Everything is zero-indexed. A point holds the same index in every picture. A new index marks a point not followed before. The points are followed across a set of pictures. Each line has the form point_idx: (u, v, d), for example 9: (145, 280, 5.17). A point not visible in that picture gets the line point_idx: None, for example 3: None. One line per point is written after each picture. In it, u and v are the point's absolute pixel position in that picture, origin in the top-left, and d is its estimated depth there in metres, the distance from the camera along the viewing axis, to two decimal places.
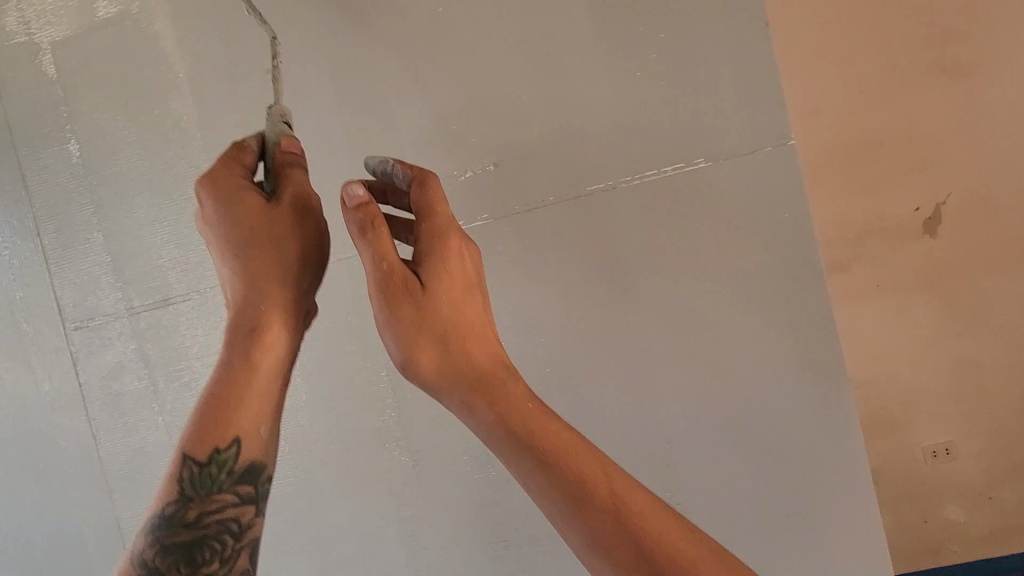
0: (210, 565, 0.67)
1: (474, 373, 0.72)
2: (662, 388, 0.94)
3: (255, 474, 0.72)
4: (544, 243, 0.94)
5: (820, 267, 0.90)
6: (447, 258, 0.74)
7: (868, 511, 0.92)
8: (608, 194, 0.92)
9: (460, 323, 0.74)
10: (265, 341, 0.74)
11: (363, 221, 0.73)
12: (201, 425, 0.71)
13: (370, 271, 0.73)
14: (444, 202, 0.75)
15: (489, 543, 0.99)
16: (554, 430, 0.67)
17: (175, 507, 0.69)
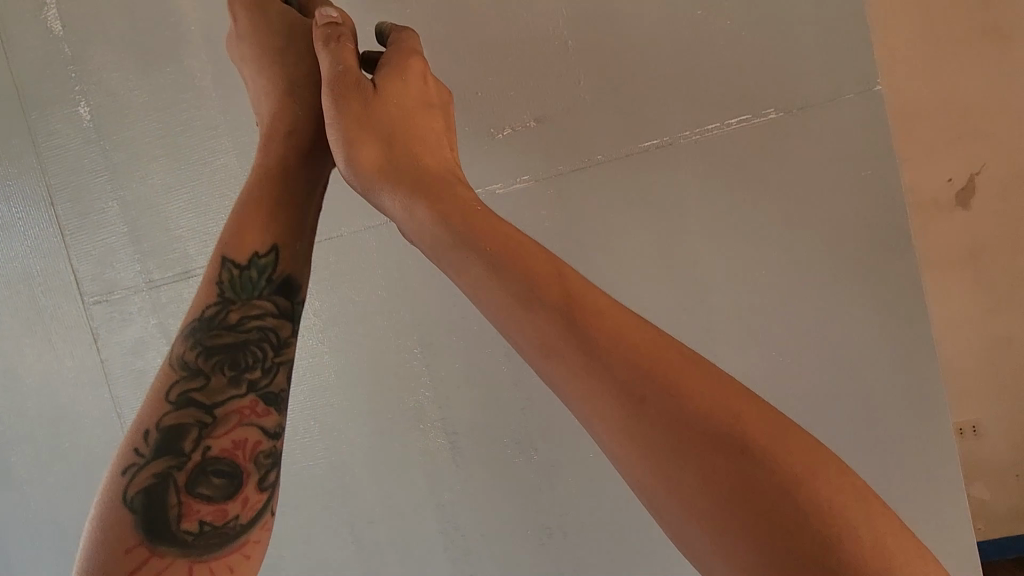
0: (252, 373, 0.70)
1: (421, 171, 0.70)
2: (722, 368, 0.86)
3: (290, 288, 0.75)
4: (590, 208, 0.85)
5: (904, 232, 0.80)
6: (408, 68, 0.75)
7: (945, 499, 0.85)
8: (664, 152, 0.83)
9: (412, 126, 0.73)
10: (300, 150, 0.78)
11: (328, 35, 0.75)
12: (240, 226, 0.74)
13: (327, 72, 0.74)
14: (416, 39, 0.78)
15: (529, 529, 0.94)
16: (498, 229, 0.60)
17: (215, 310, 0.71)
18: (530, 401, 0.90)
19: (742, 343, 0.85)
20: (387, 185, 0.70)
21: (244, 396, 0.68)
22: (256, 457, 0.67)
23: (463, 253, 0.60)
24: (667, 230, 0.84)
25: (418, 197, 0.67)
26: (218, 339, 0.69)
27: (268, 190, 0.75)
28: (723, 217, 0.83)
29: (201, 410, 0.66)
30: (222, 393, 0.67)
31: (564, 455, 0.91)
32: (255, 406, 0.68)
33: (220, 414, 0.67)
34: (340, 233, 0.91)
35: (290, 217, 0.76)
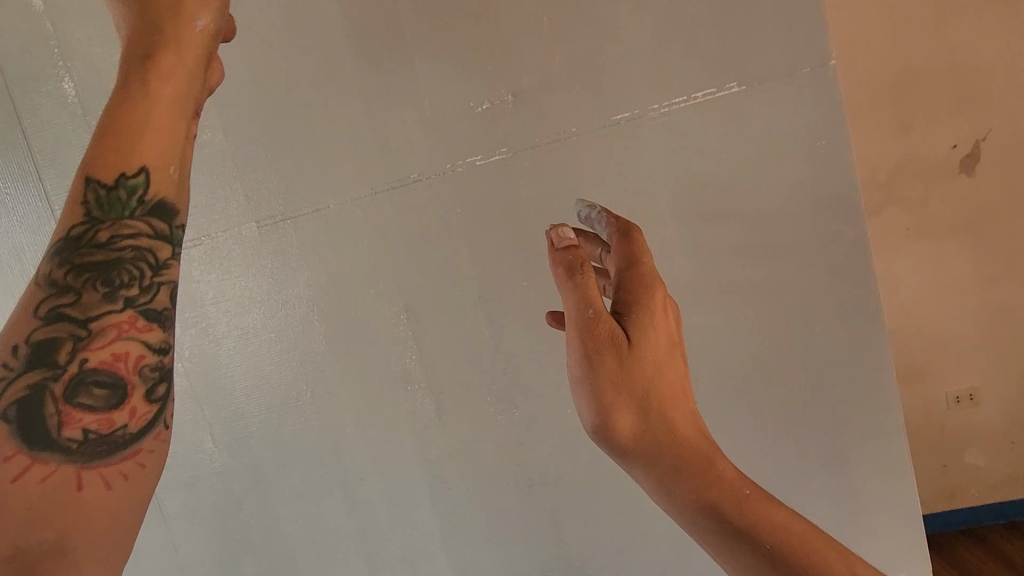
0: (129, 290, 0.59)
1: (679, 448, 0.63)
2: (690, 328, 0.92)
3: (168, 211, 0.63)
4: (566, 179, 0.90)
5: (857, 199, 0.85)
6: (654, 309, 0.67)
7: (894, 447, 0.92)
8: (633, 125, 0.87)
9: (668, 383, 0.66)
10: (156, 73, 0.63)
11: (573, 264, 0.67)
12: (100, 144, 0.61)
13: (575, 316, 0.64)
14: (650, 254, 0.70)
15: (514, 483, 1.00)
16: (779, 517, 0.58)
17: (81, 228, 0.60)
18: (511, 363, 0.96)
19: (708, 304, 0.91)
20: (646, 457, 0.64)
21: (120, 311, 0.58)
22: (141, 370, 0.58)
23: (748, 553, 0.56)
24: (638, 198, 0.89)
25: (690, 472, 0.62)
26: (87, 257, 0.59)
27: (122, 106, 0.62)
28: (690, 185, 0.88)
29: (75, 324, 0.56)
30: (97, 307, 0.57)
31: (544, 414, 0.97)
32: (135, 321, 0.58)
33: (96, 327, 0.57)
34: (326, 205, 0.94)
35: (168, 142, 0.63)
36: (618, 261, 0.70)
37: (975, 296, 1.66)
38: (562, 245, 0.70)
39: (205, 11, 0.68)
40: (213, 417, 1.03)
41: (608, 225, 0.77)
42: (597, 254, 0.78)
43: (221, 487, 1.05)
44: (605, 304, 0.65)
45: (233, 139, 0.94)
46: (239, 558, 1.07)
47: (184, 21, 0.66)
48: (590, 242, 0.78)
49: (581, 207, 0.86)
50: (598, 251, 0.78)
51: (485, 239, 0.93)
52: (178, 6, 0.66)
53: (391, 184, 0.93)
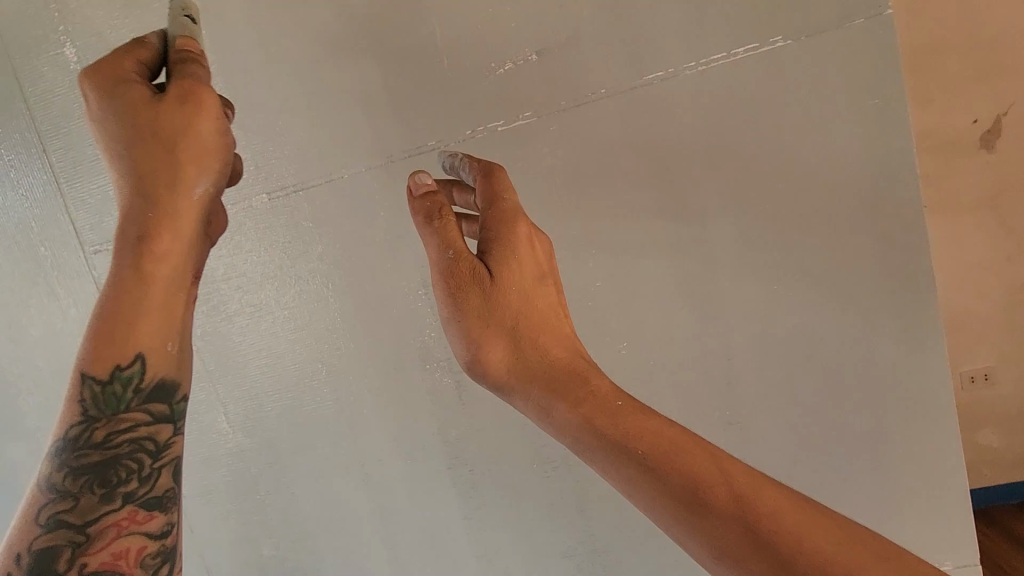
0: (128, 485, 0.59)
1: (552, 368, 0.62)
2: (726, 303, 0.87)
3: (166, 392, 0.62)
4: (594, 144, 0.84)
5: (908, 162, 0.79)
6: (516, 243, 0.64)
7: (941, 427, 0.87)
8: (667, 84, 0.81)
9: (535, 313, 0.65)
10: (152, 254, 0.61)
11: (430, 210, 0.65)
12: (97, 336, 0.59)
13: (436, 260, 0.64)
14: (514, 192, 0.66)
15: (536, 464, 0.97)
16: (649, 425, 0.55)
17: (78, 430, 0.59)
18: None
19: (745, 278, 0.86)
20: (523, 377, 0.62)
21: (121, 508, 0.58)
22: (142, 561, 0.57)
23: (618, 459, 0.54)
24: (671, 164, 0.84)
25: (570, 388, 0.60)
26: (83, 460, 0.58)
27: (116, 292, 0.60)
28: (728, 149, 0.82)
29: (73, 530, 0.56)
30: (96, 510, 0.57)
31: None
32: (135, 515, 0.58)
33: (95, 530, 0.56)
34: (340, 174, 0.90)
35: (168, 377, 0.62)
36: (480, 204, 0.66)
37: (999, 275, 1.52)
38: (420, 191, 0.67)
39: (204, 177, 0.63)
40: (226, 395, 1.00)
41: (472, 169, 0.72)
42: (470, 200, 0.74)
43: (238, 467, 1.03)
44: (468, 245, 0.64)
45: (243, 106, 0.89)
46: (257, 538, 1.06)
47: (183, 193, 0.62)
48: (462, 189, 0.75)
49: (448, 157, 0.78)
50: (470, 198, 0.74)
51: None
52: (176, 177, 0.62)
53: (408, 151, 0.88)
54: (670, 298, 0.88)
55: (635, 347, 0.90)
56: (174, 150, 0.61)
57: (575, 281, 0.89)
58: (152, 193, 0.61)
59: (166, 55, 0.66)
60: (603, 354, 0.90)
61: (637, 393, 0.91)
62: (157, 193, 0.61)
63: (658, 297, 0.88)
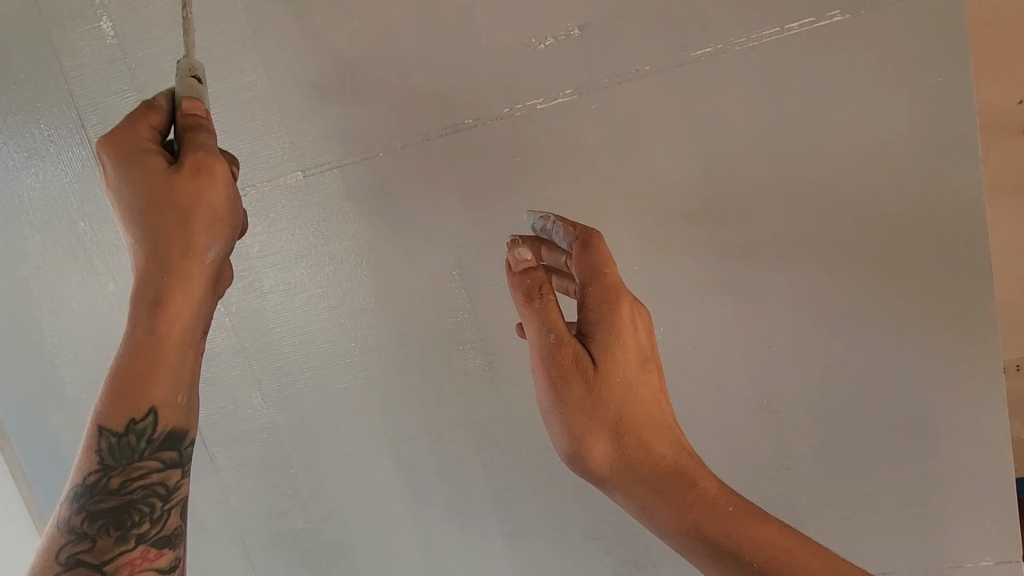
0: (141, 526, 0.67)
1: (653, 464, 0.69)
2: (768, 290, 0.85)
3: (176, 440, 0.70)
4: (636, 123, 0.82)
5: (969, 143, 0.76)
6: (618, 323, 0.70)
7: (989, 420, 0.84)
8: (715, 61, 0.78)
9: (635, 403, 0.70)
10: (166, 318, 0.67)
11: (531, 288, 0.70)
12: (115, 394, 0.67)
13: (539, 343, 0.68)
14: (613, 263, 0.71)
15: None
16: (755, 527, 0.64)
17: (96, 477, 0.67)
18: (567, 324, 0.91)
19: (788, 264, 0.84)
20: (625, 475, 0.69)
21: (133, 549, 0.67)
22: None
23: (729, 564, 0.63)
24: (716, 146, 0.81)
25: (672, 488, 0.68)
26: (101, 504, 0.66)
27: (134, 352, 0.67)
28: (776, 130, 0.80)
29: (91, 568, 0.65)
30: (110, 550, 0.66)
31: None
32: (147, 553, 0.67)
33: (110, 569, 0.65)
34: (375, 152, 0.89)
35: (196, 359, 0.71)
36: (579, 275, 0.71)
37: None
38: (520, 267, 0.70)
39: (216, 242, 0.69)
40: (261, 371, 1.01)
41: (567, 234, 0.74)
42: (561, 263, 0.78)
43: (272, 442, 1.05)
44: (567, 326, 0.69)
45: (279, 83, 0.88)
46: (290, 512, 1.08)
47: (194, 257, 0.68)
48: (553, 249, 0.77)
49: (528, 214, 0.83)
50: (562, 260, 0.77)
51: (545, 190, 0.86)
52: (187, 243, 0.67)
53: (444, 129, 0.86)
54: (709, 284, 0.86)
55: (672, 334, 0.88)
56: (186, 215, 0.66)
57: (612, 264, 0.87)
58: (169, 264, 0.67)
59: (176, 116, 0.68)
60: None
61: (672, 380, 0.90)
62: (173, 265, 0.67)
63: (697, 282, 0.86)
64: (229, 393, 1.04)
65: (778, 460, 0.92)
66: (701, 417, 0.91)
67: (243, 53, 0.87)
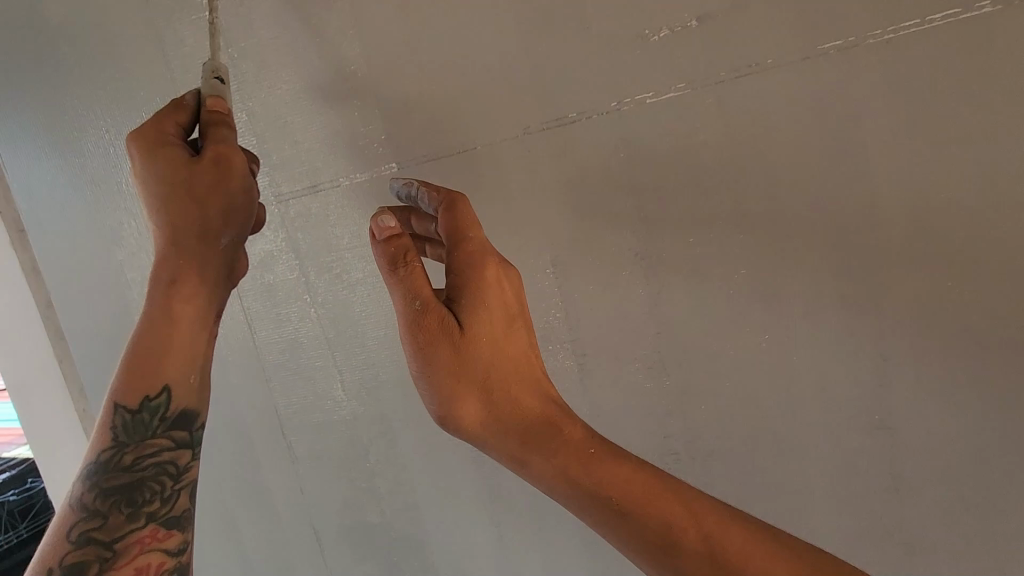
0: (151, 505, 0.71)
1: (522, 416, 0.69)
2: (888, 298, 0.80)
3: (188, 419, 0.75)
4: (753, 119, 0.78)
5: None
6: (483, 286, 0.68)
7: None
8: (844, 56, 0.74)
9: (502, 360, 0.70)
10: (180, 296, 0.74)
11: (395, 256, 0.68)
12: (127, 373, 0.72)
13: (404, 309, 0.67)
14: (477, 224, 0.69)
15: (656, 456, 0.93)
16: (615, 471, 0.64)
17: (109, 454, 0.71)
18: (665, 328, 0.87)
19: (912, 273, 0.79)
20: (495, 428, 0.69)
21: (144, 527, 0.70)
22: (162, 574, 0.69)
23: (588, 503, 0.64)
24: (840, 146, 0.77)
25: (541, 442, 0.67)
26: (114, 480, 0.70)
27: (145, 333, 0.72)
28: (908, 129, 0.75)
29: (101, 546, 0.67)
30: (124, 527, 0.69)
31: (700, 386, 0.89)
32: (156, 532, 0.70)
33: (120, 547, 0.68)
34: (473, 146, 0.87)
35: (217, 275, 0.77)
36: (445, 239, 0.69)
37: None
38: (383, 236, 0.68)
39: (230, 231, 0.76)
40: (344, 363, 1.01)
41: (432, 199, 0.75)
42: (432, 229, 0.81)
43: (350, 434, 1.05)
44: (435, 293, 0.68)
45: (380, 73, 0.88)
46: (364, 506, 1.08)
47: (211, 244, 0.75)
48: (422, 218, 0.81)
49: (393, 182, 0.86)
50: (433, 229, 0.81)
51: (650, 189, 0.83)
52: (206, 228, 0.74)
53: (546, 124, 0.84)
54: (821, 290, 0.82)
55: (778, 341, 0.84)
56: (205, 205, 0.73)
57: (717, 267, 0.84)
58: (187, 254, 0.74)
59: (200, 114, 0.75)
60: (741, 346, 0.86)
61: (775, 389, 0.86)
62: (186, 249, 0.74)
63: (808, 287, 0.82)
64: (311, 384, 1.04)
65: (888, 481, 0.86)
66: (804, 430, 0.87)
67: (346, 43, 0.87)
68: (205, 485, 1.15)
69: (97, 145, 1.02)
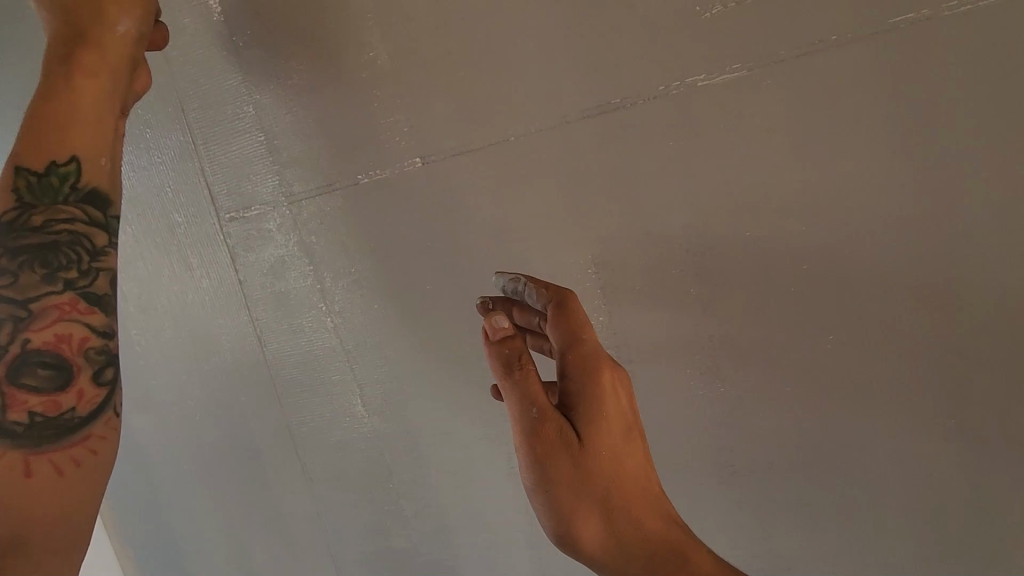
0: (68, 273, 0.62)
1: (644, 540, 0.68)
2: (960, 293, 0.74)
3: (102, 197, 0.66)
4: (815, 104, 0.72)
5: None
6: (601, 396, 0.67)
7: None
8: (919, 31, 0.68)
9: (621, 476, 0.68)
10: (80, 72, 0.65)
11: (510, 359, 0.66)
12: (28, 135, 0.63)
13: (521, 417, 0.65)
14: (590, 327, 0.68)
15: (710, 465, 0.88)
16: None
17: (16, 215, 0.62)
18: (719, 329, 0.81)
19: (985, 263, 0.74)
20: (617, 552, 0.68)
21: (62, 293, 0.60)
22: (85, 352, 0.60)
23: None
24: (909, 132, 0.71)
25: (668, 570, 0.67)
26: (21, 241, 0.61)
27: (48, 102, 0.64)
28: (986, 109, 0.69)
29: (16, 306, 0.59)
30: (37, 288, 0.60)
31: (755, 390, 0.83)
32: (76, 304, 0.61)
33: (36, 309, 0.59)
34: (506, 137, 0.80)
35: (118, 62, 0.67)
36: (558, 340, 0.68)
37: None
38: (497, 336, 0.67)
39: (127, 15, 0.67)
40: (365, 376, 0.93)
41: (540, 296, 0.74)
42: (534, 322, 0.78)
43: (372, 452, 0.97)
44: (550, 400, 0.66)
45: (403, 58, 0.80)
46: (388, 530, 1.00)
47: (108, 27, 0.66)
48: (525, 310, 0.78)
49: (496, 279, 0.84)
50: (534, 320, 0.77)
51: (703, 179, 0.76)
52: (99, 9, 0.66)
53: (586, 111, 0.77)
54: (890, 285, 0.76)
55: (841, 339, 0.79)
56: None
57: (776, 262, 0.77)
58: (86, 34, 0.66)
59: None
60: (800, 346, 0.80)
61: (835, 393, 0.80)
62: (84, 30, 0.66)
63: (873, 283, 0.76)
64: (329, 400, 0.96)
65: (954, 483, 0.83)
66: (868, 436, 0.82)
67: (362, 28, 0.80)
68: (214, 514, 1.06)
69: None
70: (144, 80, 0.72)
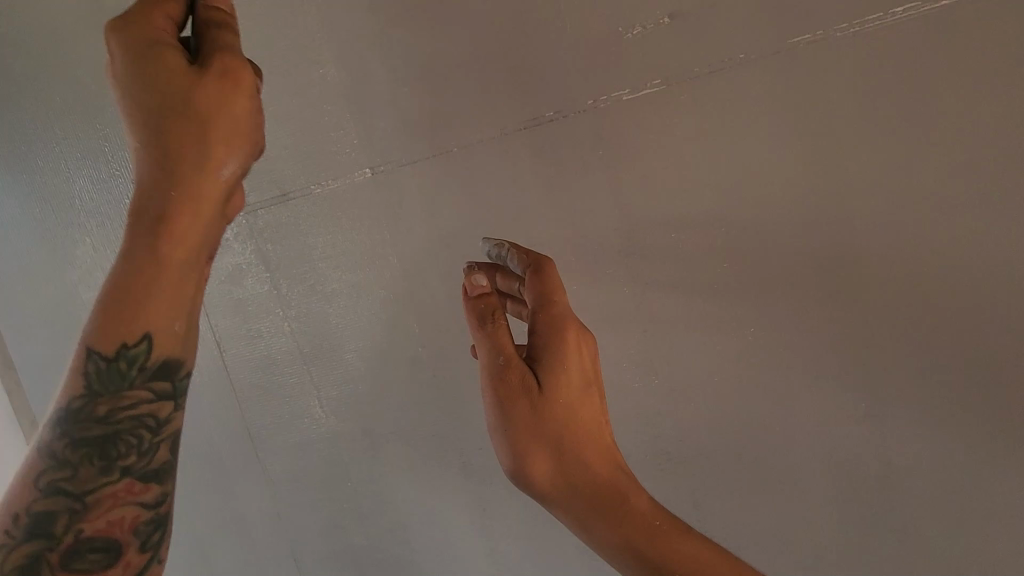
0: (126, 459, 0.54)
1: (590, 483, 0.68)
2: (863, 287, 0.81)
3: (172, 370, 0.56)
4: (727, 116, 0.79)
5: None
6: (565, 352, 0.69)
7: None
8: (815, 48, 0.76)
9: (576, 424, 0.69)
10: (169, 239, 0.53)
11: (483, 312, 0.70)
12: (101, 313, 0.53)
13: (486, 363, 0.68)
14: (562, 291, 0.72)
15: (648, 456, 0.92)
16: (688, 549, 0.65)
17: (79, 402, 0.53)
18: (651, 325, 0.87)
19: (886, 261, 0.80)
20: (563, 491, 0.68)
21: (117, 481, 0.54)
22: (136, 526, 0.55)
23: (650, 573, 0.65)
24: (811, 140, 0.79)
25: (608, 511, 0.67)
26: (86, 432, 0.53)
27: (135, 275, 0.53)
28: (876, 121, 0.77)
29: (71, 498, 0.53)
30: (92, 480, 0.53)
31: (687, 382, 0.88)
32: (131, 486, 0.55)
33: (92, 499, 0.53)
34: (450, 148, 0.85)
35: (213, 220, 0.56)
36: (531, 299, 0.72)
37: None
38: (474, 292, 0.71)
39: (233, 158, 0.55)
40: (321, 378, 0.97)
41: (521, 261, 0.77)
42: (514, 288, 0.78)
43: (329, 452, 1.00)
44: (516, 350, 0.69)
45: (351, 76, 0.85)
46: (346, 528, 1.03)
47: (209, 175, 0.54)
48: (506, 276, 0.78)
49: (484, 245, 0.85)
50: (515, 286, 0.77)
51: (630, 185, 0.83)
52: (198, 155, 0.53)
53: (523, 124, 0.83)
54: (802, 281, 0.82)
55: (762, 334, 0.84)
56: (205, 128, 0.53)
57: (699, 261, 0.84)
58: (175, 186, 0.53)
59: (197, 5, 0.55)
60: (725, 339, 0.86)
61: (760, 382, 0.86)
62: (179, 179, 0.53)
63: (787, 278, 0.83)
64: (287, 402, 0.99)
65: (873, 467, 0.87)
66: (794, 425, 0.87)
67: (313, 48, 0.85)
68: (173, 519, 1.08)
69: (43, 159, 0.95)
70: (238, 212, 0.59)
